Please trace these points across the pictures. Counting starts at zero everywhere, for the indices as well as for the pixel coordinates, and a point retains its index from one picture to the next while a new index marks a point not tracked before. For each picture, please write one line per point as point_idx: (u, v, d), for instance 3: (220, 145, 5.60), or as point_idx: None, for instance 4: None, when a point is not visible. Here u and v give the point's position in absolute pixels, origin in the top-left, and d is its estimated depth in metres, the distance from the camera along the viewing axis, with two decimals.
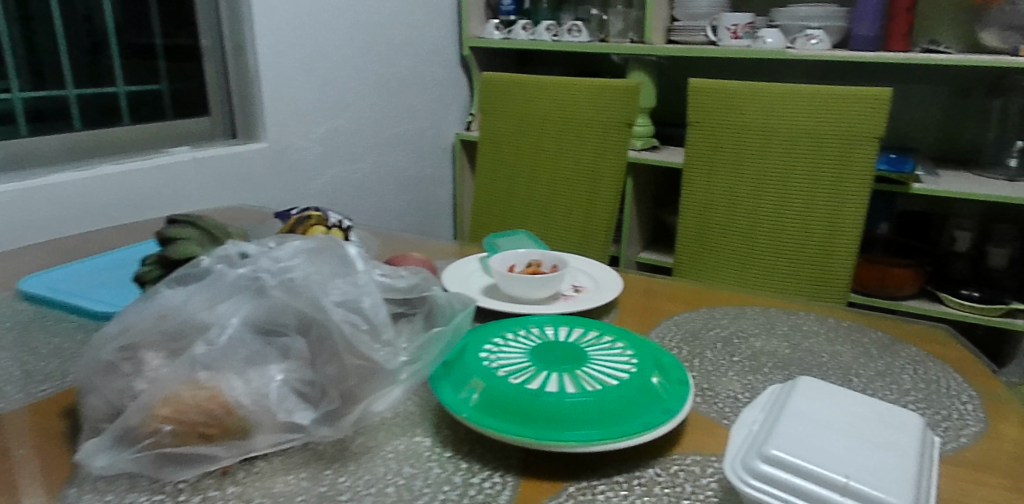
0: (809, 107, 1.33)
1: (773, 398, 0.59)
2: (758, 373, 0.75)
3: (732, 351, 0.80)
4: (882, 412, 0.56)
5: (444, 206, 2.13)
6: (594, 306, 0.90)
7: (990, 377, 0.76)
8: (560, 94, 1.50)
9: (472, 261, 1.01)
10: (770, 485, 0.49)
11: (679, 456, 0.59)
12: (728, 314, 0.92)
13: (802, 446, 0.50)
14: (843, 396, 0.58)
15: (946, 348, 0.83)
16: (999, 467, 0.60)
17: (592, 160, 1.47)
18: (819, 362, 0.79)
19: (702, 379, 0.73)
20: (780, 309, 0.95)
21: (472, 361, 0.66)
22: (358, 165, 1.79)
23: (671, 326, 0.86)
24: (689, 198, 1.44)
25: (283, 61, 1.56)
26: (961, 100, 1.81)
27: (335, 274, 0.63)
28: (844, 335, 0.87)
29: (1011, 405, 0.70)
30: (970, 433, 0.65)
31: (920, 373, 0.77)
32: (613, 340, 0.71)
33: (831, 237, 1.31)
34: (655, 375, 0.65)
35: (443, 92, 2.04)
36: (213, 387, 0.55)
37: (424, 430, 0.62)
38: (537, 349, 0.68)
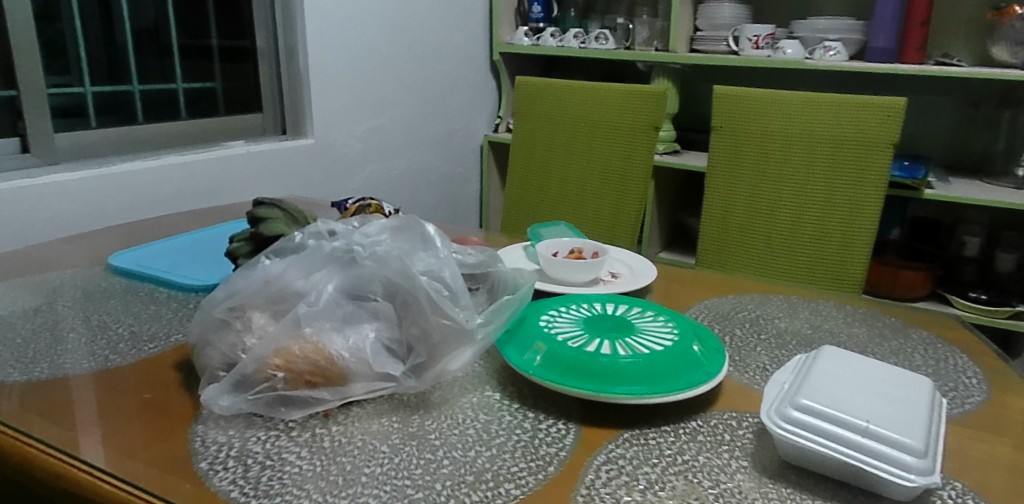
0: (828, 115, 1.41)
1: (800, 364, 0.68)
2: (783, 349, 0.84)
3: (758, 330, 0.89)
4: (897, 375, 0.65)
5: (472, 204, 2.21)
6: (631, 290, 0.98)
7: (993, 357, 0.84)
8: (590, 98, 1.59)
9: (518, 247, 1.10)
10: (801, 428, 0.58)
11: (718, 412, 0.68)
12: (755, 300, 1.00)
13: (828, 397, 0.59)
14: (862, 362, 0.67)
15: (954, 331, 0.91)
16: (999, 428, 0.68)
17: (621, 161, 1.55)
18: (838, 341, 0.88)
19: (734, 352, 0.82)
20: (801, 297, 1.03)
21: (532, 328, 0.75)
22: (394, 162, 1.88)
23: (703, 308, 0.95)
24: (712, 197, 1.52)
25: (330, 63, 1.66)
26: (972, 111, 1.89)
27: (417, 248, 0.72)
28: (860, 320, 0.95)
29: (1012, 379, 0.78)
30: (974, 401, 0.74)
31: (930, 352, 0.85)
32: (655, 314, 0.80)
33: (846, 236, 1.39)
34: (696, 344, 0.74)
35: (474, 95, 2.13)
36: (317, 341, 0.64)
37: (494, 386, 0.70)
38: (589, 320, 0.77)
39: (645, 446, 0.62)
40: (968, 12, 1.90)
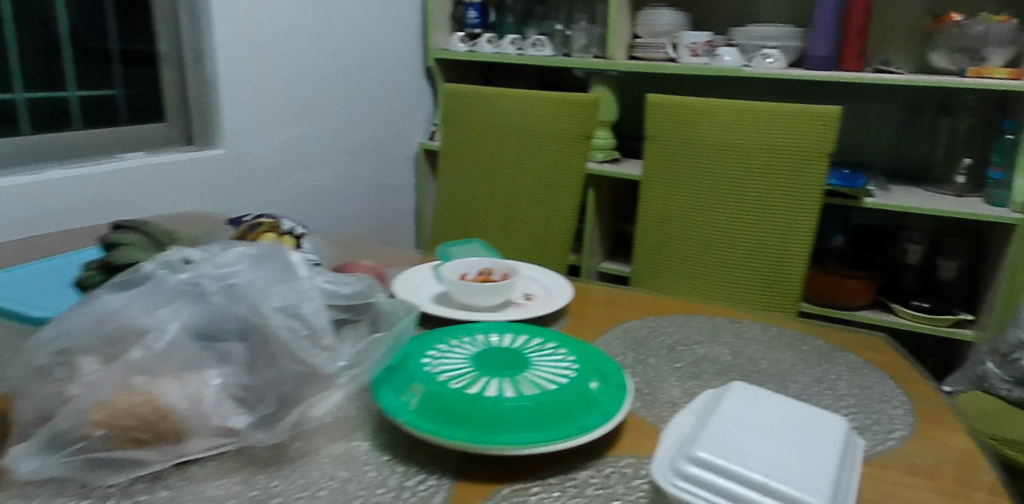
0: (762, 124, 1.35)
1: (706, 403, 0.62)
2: (699, 379, 0.78)
3: (674, 358, 0.82)
4: (808, 415, 0.59)
5: (407, 214, 2.14)
6: (545, 313, 0.90)
7: (923, 384, 0.79)
8: (520, 106, 1.51)
9: (427, 267, 1.02)
10: (697, 486, 0.51)
11: (614, 458, 0.61)
12: (675, 322, 0.93)
13: (728, 447, 0.53)
14: (772, 401, 0.61)
15: (883, 355, 0.86)
16: (920, 470, 0.63)
17: (553, 171, 1.48)
18: (759, 368, 0.82)
19: (644, 385, 0.75)
20: (726, 317, 0.97)
21: (414, 366, 0.66)
22: (320, 172, 1.78)
23: (619, 333, 0.88)
24: (646, 210, 1.45)
25: (244, 69, 1.56)
26: (912, 118, 1.87)
27: (277, 280, 0.62)
28: (785, 343, 0.89)
29: (939, 411, 0.73)
30: (897, 436, 0.68)
31: (855, 379, 0.79)
32: (556, 346, 0.73)
33: (783, 249, 1.34)
34: (594, 381, 0.67)
35: (408, 101, 2.05)
36: (148, 392, 0.55)
37: (363, 435, 0.62)
38: (480, 355, 0.69)
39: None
40: (906, 19, 1.88)
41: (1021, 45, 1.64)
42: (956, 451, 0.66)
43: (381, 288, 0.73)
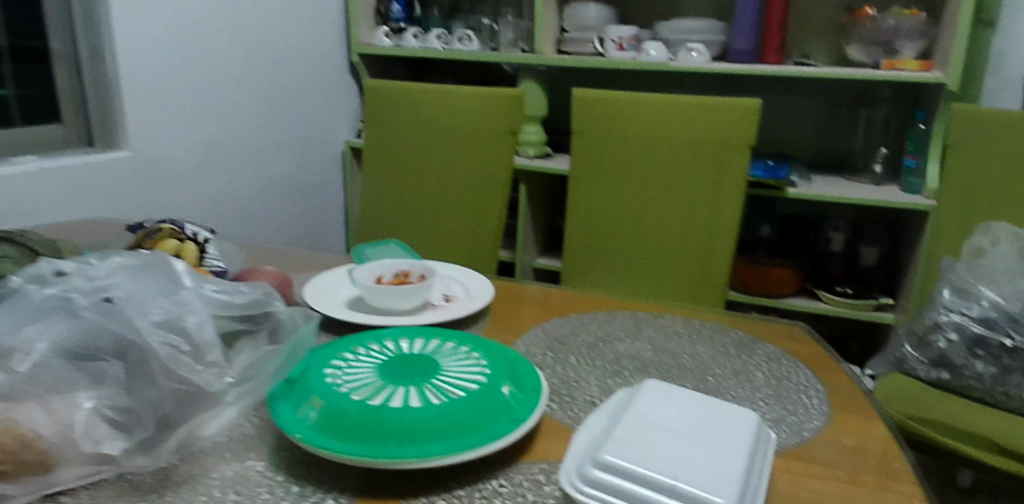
0: (687, 118, 1.35)
1: (620, 403, 0.61)
2: (618, 377, 0.76)
3: (593, 356, 0.81)
4: (720, 412, 0.58)
5: (335, 214, 2.08)
6: (465, 314, 0.87)
7: (839, 373, 0.79)
8: (444, 102, 1.47)
9: (342, 272, 0.97)
10: (603, 490, 0.50)
11: (526, 465, 0.58)
12: (598, 319, 0.92)
13: (637, 450, 0.51)
14: (685, 398, 0.59)
15: (801, 346, 0.86)
16: (833, 461, 0.63)
17: (479, 168, 1.45)
18: (679, 363, 0.81)
19: (562, 386, 0.73)
20: (649, 312, 0.96)
21: (315, 378, 0.63)
22: (239, 174, 1.70)
23: (540, 333, 0.86)
24: (576, 205, 1.43)
25: (151, 65, 1.45)
26: (832, 110, 1.92)
27: (158, 292, 0.57)
28: (706, 336, 0.88)
29: (852, 400, 0.74)
30: (812, 427, 0.68)
31: (773, 371, 0.79)
32: (470, 350, 0.70)
33: (709, 241, 1.34)
34: (507, 385, 0.64)
35: (332, 99, 2.00)
36: (8, 419, 0.49)
37: (259, 453, 0.58)
38: (387, 363, 0.66)
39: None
40: (823, 14, 1.92)
41: (930, 38, 1.70)
42: (869, 440, 0.66)
43: (280, 296, 0.68)
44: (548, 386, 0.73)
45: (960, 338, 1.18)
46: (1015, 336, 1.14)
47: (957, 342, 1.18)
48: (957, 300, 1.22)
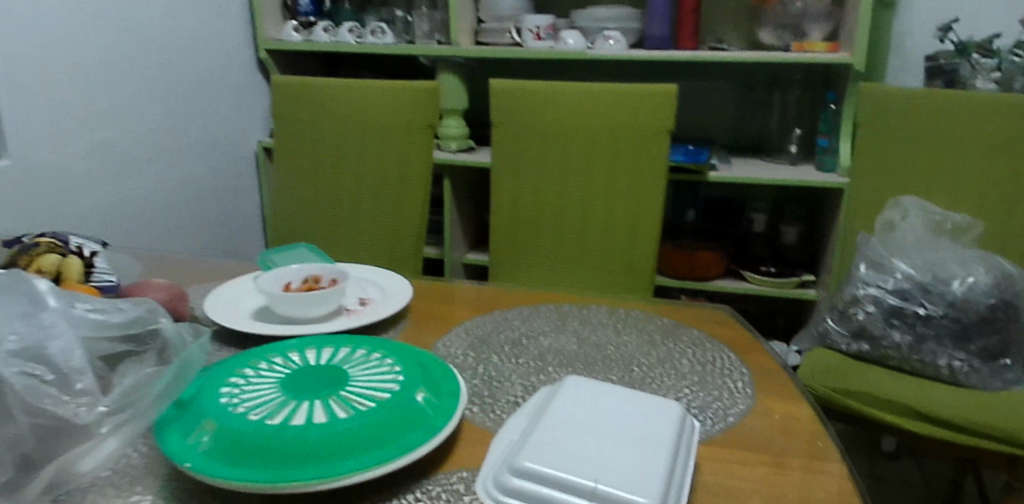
0: (605, 106, 1.33)
1: (540, 403, 0.58)
2: (542, 374, 0.73)
3: (516, 353, 0.78)
4: (642, 405, 0.56)
5: (251, 217, 2.00)
6: (379, 319, 0.83)
7: (762, 355, 0.79)
8: (356, 97, 1.41)
9: (248, 280, 0.91)
10: (522, 499, 0.47)
11: (444, 475, 0.55)
12: (521, 314, 0.89)
13: (555, 452, 0.49)
14: (605, 394, 0.58)
15: (725, 330, 0.85)
16: (759, 445, 0.62)
17: (396, 164, 1.40)
18: (604, 354, 0.78)
19: (483, 387, 0.70)
20: (573, 304, 0.93)
21: (209, 400, 0.58)
22: (142, 180, 1.58)
23: (461, 332, 0.82)
24: (500, 198, 1.40)
25: (32, 65, 1.30)
26: (747, 93, 1.95)
27: (15, 316, 0.51)
28: (631, 325, 0.87)
29: (776, 381, 0.73)
30: (737, 412, 0.67)
31: (697, 356, 0.78)
32: (382, 357, 0.67)
33: (633, 228, 1.33)
34: (422, 391, 0.61)
35: (240, 98, 1.90)
36: None
37: (146, 487, 0.53)
38: (290, 379, 0.62)
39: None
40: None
41: (836, 20, 1.74)
42: (794, 421, 0.66)
43: (164, 310, 0.63)
44: (469, 388, 0.70)
45: (877, 309, 1.20)
46: (928, 305, 1.17)
47: (875, 313, 1.20)
48: (872, 273, 1.24)
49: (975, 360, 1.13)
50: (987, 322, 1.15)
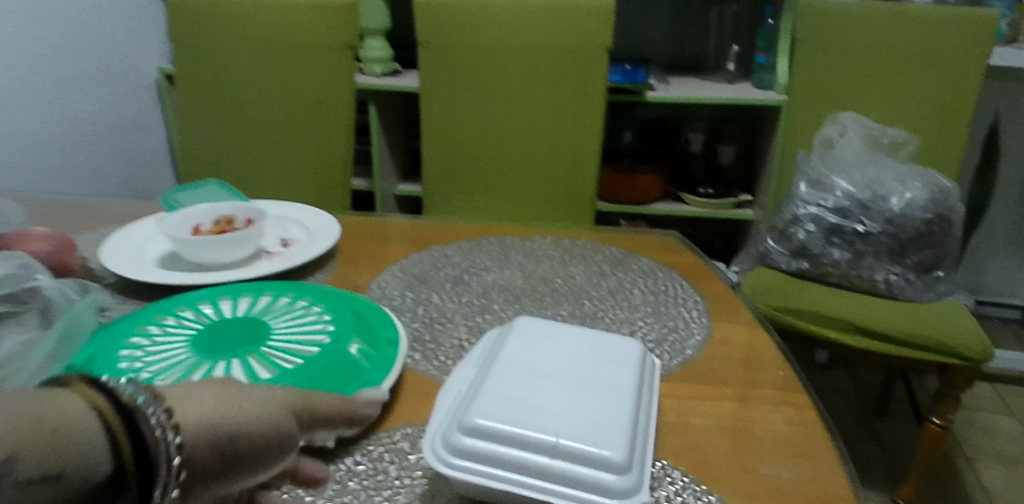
0: (539, 22, 1.24)
1: (488, 348, 0.53)
2: (487, 312, 0.68)
3: (458, 292, 0.72)
4: (598, 345, 0.52)
5: (158, 153, 1.83)
6: (304, 262, 0.75)
7: (715, 281, 0.76)
8: (263, 16, 1.27)
9: (150, 223, 0.81)
10: (475, 460, 0.43)
11: (386, 434, 0.50)
12: (461, 249, 0.83)
13: (510, 406, 0.44)
14: (558, 335, 0.53)
15: (675, 256, 0.82)
16: (719, 377, 0.59)
17: (316, 91, 1.28)
18: (552, 288, 0.74)
19: (425, 331, 0.64)
20: (517, 235, 0.87)
21: (107, 365, 0.51)
22: (31, 116, 1.39)
23: (397, 271, 0.76)
24: (432, 126, 1.31)
25: None
26: (684, 8, 1.88)
27: None
28: (578, 255, 0.82)
29: (731, 307, 0.70)
30: (694, 343, 0.64)
31: (649, 286, 0.74)
32: (308, 305, 0.61)
33: (574, 154, 1.27)
34: (355, 343, 0.56)
35: (132, 18, 1.70)
36: None
37: None
38: (203, 336, 0.56)
39: (312, 405, 0.41)
40: None
41: None
42: (751, 348, 0.63)
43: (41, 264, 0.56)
44: (409, 333, 0.64)
45: (818, 228, 1.19)
46: (867, 222, 1.16)
47: (816, 232, 1.19)
48: (813, 192, 1.23)
49: (909, 273, 1.16)
50: (922, 237, 1.16)
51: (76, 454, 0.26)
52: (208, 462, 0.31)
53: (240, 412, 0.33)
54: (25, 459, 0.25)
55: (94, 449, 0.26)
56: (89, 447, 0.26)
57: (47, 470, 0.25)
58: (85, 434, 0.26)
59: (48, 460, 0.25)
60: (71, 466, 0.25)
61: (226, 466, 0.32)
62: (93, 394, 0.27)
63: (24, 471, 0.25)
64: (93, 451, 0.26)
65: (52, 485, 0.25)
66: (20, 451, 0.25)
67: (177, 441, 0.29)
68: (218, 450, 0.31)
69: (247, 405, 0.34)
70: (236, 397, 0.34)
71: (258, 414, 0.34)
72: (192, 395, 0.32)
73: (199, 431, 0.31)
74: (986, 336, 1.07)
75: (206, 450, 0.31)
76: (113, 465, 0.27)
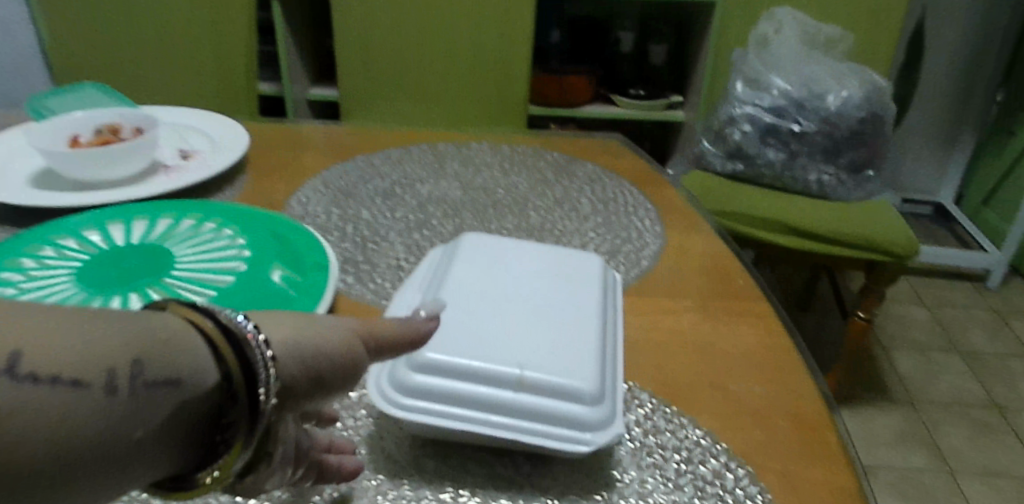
0: None
1: (433, 273, 0.48)
2: (425, 229, 0.62)
3: (391, 207, 0.65)
4: (558, 266, 0.47)
5: None
6: (209, 177, 0.65)
7: (665, 186, 0.72)
8: None
9: (17, 133, 0.69)
10: (429, 397, 0.37)
11: None
12: (390, 159, 0.75)
13: (465, 336, 0.39)
14: (510, 256, 0.48)
15: (621, 161, 0.77)
16: (680, 290, 0.55)
17: None
18: (494, 199, 0.67)
19: (356, 251, 0.57)
20: (450, 142, 0.80)
21: None
22: None
23: (319, 185, 0.67)
24: (345, 24, 1.15)
25: None
26: None
27: None
28: (519, 163, 0.75)
29: (685, 213, 0.67)
30: (650, 254, 0.60)
31: (597, 194, 0.69)
32: (219, 228, 0.53)
33: (503, 53, 1.17)
34: (277, 269, 0.48)
35: None
36: None
37: None
38: (92, 269, 0.47)
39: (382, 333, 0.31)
40: None
41: None
42: (709, 257, 0.60)
43: None
44: (339, 255, 0.57)
45: (753, 129, 1.16)
46: (803, 121, 1.14)
47: (751, 133, 1.16)
48: (750, 91, 1.19)
49: (841, 173, 1.16)
50: (855, 137, 1.15)
51: (182, 367, 0.24)
52: (305, 387, 0.28)
53: (330, 331, 0.29)
54: (133, 369, 0.22)
55: (199, 364, 0.24)
56: (195, 363, 0.24)
57: (155, 381, 0.23)
58: (190, 350, 0.24)
59: (158, 370, 0.23)
60: (182, 376, 0.24)
61: (319, 392, 0.28)
62: (194, 316, 0.25)
63: (146, 377, 0.22)
64: (198, 365, 0.24)
65: (159, 401, 0.23)
66: (133, 358, 0.22)
67: (277, 356, 0.26)
68: (316, 375, 0.28)
69: (337, 321, 0.30)
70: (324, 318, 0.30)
71: (359, 330, 0.30)
72: (286, 315, 0.29)
73: (299, 354, 0.28)
74: (911, 235, 1.10)
75: (302, 374, 0.27)
76: (216, 383, 0.25)
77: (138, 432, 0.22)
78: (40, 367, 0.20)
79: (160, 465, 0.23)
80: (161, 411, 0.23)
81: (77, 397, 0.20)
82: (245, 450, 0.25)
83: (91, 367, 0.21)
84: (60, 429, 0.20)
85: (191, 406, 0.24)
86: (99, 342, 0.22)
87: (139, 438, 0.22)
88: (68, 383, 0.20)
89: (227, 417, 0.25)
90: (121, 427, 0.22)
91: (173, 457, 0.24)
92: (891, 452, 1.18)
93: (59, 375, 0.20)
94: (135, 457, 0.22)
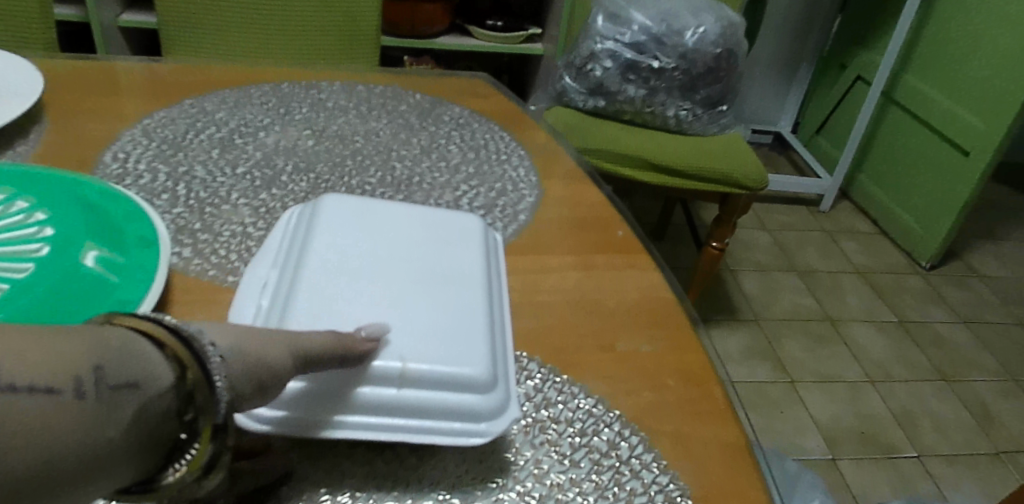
0: None
1: (292, 235, 0.42)
2: (273, 187, 0.54)
3: (230, 161, 0.57)
4: (434, 227, 0.43)
5: None
6: None
7: (535, 130, 0.68)
8: None
9: None
10: (296, 407, 0.33)
11: None
12: (224, 104, 0.65)
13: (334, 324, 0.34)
14: (381, 214, 0.43)
15: (486, 103, 0.72)
16: (560, 244, 0.53)
17: None
18: (353, 149, 0.61)
19: (192, 218, 0.49)
20: (296, 83, 0.71)
21: None
22: None
23: (137, 138, 0.57)
24: None
25: None
26: None
27: None
28: (377, 107, 0.68)
29: (560, 158, 0.64)
30: (527, 207, 0.56)
31: (466, 141, 0.64)
32: (8, 200, 0.43)
33: None
34: (91, 249, 0.40)
35: None
36: None
37: None
38: None
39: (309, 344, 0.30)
40: None
41: None
42: (588, 207, 0.58)
43: None
44: (169, 223, 0.48)
45: (614, 64, 1.15)
46: (661, 57, 1.14)
47: (612, 69, 1.15)
48: (610, 26, 1.16)
49: (697, 108, 1.18)
50: (711, 72, 1.17)
51: (138, 369, 0.21)
52: (254, 392, 0.26)
53: (273, 347, 0.28)
54: (95, 375, 0.20)
55: (152, 364, 0.22)
56: (148, 360, 0.22)
57: (117, 384, 0.20)
58: (141, 352, 0.22)
59: (119, 372, 0.21)
60: (141, 379, 0.21)
61: (263, 398, 0.27)
62: (136, 322, 0.23)
63: (109, 380, 0.20)
64: (151, 365, 0.22)
65: (123, 404, 0.21)
66: (94, 364, 0.20)
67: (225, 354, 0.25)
68: (262, 381, 0.27)
69: (275, 338, 0.29)
70: (259, 331, 0.28)
71: (290, 348, 0.29)
72: (235, 324, 0.27)
73: (248, 361, 0.26)
74: (760, 166, 1.15)
75: (249, 377, 0.26)
76: (172, 381, 0.22)
77: (110, 431, 0.20)
78: (14, 375, 0.18)
79: (126, 474, 0.21)
80: (128, 412, 0.21)
81: (50, 404, 0.19)
82: (213, 447, 0.24)
83: (60, 372, 0.19)
84: (36, 440, 0.18)
85: (151, 407, 0.21)
86: (61, 351, 0.20)
87: (110, 439, 0.20)
88: (42, 392, 0.18)
89: (190, 415, 0.23)
90: (89, 432, 0.19)
91: (135, 464, 0.21)
92: (741, 369, 1.27)
93: (34, 383, 0.18)
94: (106, 463, 0.20)
